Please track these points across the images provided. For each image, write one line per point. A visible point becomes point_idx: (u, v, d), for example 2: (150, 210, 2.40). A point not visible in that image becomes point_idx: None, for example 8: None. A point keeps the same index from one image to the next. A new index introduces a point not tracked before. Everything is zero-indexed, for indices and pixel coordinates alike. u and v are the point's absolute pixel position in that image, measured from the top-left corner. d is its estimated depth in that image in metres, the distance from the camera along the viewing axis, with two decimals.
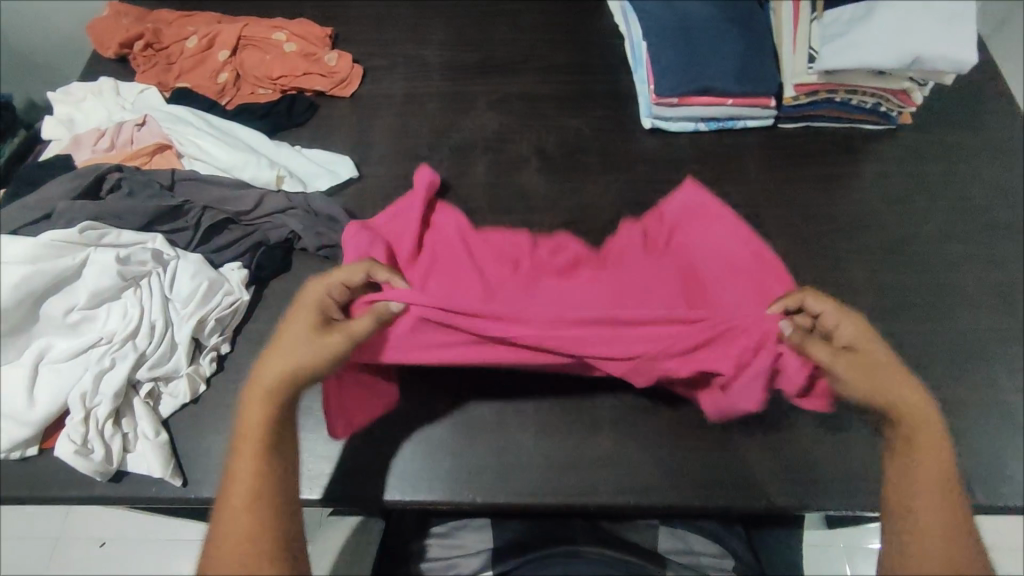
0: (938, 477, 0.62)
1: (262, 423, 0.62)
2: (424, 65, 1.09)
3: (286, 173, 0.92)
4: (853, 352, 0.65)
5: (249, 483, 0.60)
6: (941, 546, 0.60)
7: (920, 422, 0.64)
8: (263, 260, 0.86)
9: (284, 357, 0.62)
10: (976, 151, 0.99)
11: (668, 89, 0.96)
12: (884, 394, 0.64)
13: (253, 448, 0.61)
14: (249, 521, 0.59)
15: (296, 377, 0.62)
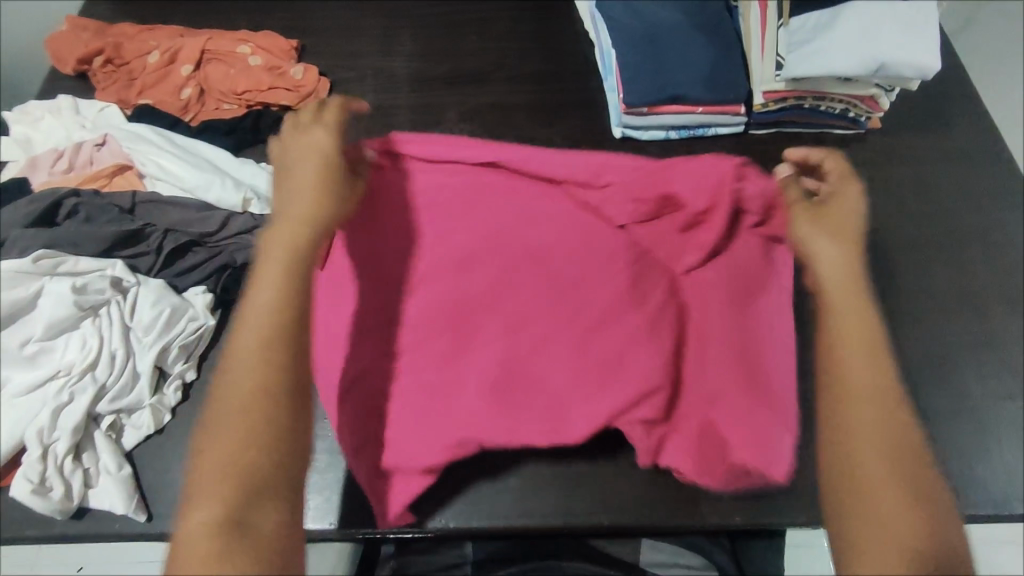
0: (870, 376, 0.57)
1: (274, 288, 0.55)
2: (393, 77, 1.08)
3: (252, 195, 0.90)
4: (834, 206, 0.66)
5: (249, 361, 0.53)
6: (879, 460, 0.53)
7: (857, 320, 0.60)
8: (229, 282, 0.85)
9: (297, 204, 0.59)
10: (944, 153, 1.00)
11: (638, 98, 0.95)
12: (842, 247, 0.63)
13: (257, 325, 0.54)
14: (246, 405, 0.52)
15: (321, 220, 0.60)
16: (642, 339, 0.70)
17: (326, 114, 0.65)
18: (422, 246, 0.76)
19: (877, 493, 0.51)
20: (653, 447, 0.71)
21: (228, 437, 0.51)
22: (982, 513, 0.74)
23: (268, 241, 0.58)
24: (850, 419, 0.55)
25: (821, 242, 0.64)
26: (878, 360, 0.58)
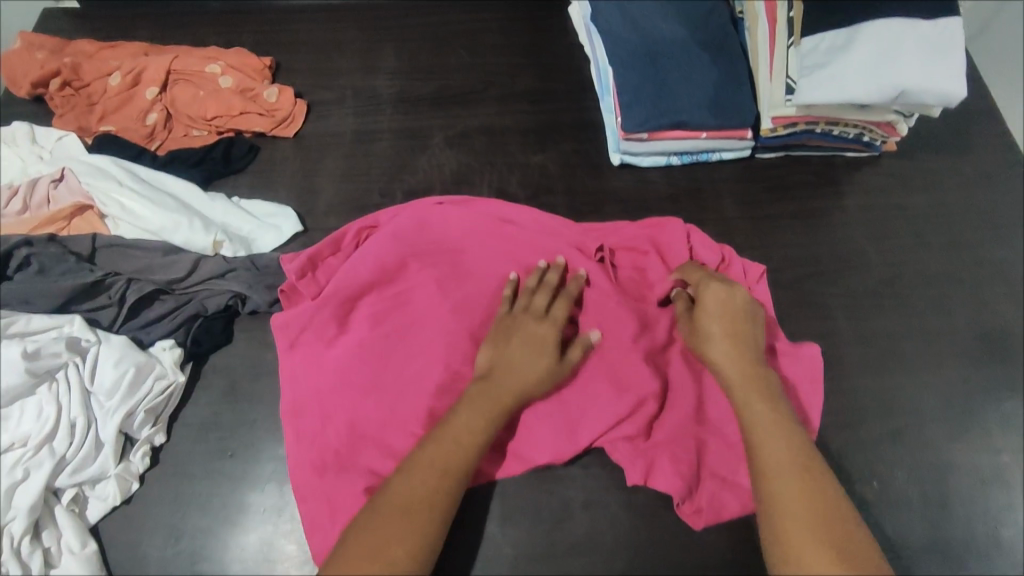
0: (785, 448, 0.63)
1: (468, 440, 0.64)
2: (375, 97, 1.00)
3: (224, 237, 0.84)
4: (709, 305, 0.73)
5: (427, 482, 0.61)
6: (806, 525, 0.57)
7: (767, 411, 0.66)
8: (200, 334, 0.79)
9: (517, 374, 0.68)
10: (961, 177, 0.94)
11: (638, 124, 0.88)
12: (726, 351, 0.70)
13: (444, 462, 0.62)
14: (409, 513, 0.58)
15: (519, 396, 0.68)
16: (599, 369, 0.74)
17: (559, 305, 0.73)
18: (391, 287, 0.79)
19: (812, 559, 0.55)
20: (643, 469, 0.71)
21: (385, 534, 0.57)
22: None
23: (470, 401, 0.67)
24: (774, 485, 0.60)
25: (712, 348, 0.71)
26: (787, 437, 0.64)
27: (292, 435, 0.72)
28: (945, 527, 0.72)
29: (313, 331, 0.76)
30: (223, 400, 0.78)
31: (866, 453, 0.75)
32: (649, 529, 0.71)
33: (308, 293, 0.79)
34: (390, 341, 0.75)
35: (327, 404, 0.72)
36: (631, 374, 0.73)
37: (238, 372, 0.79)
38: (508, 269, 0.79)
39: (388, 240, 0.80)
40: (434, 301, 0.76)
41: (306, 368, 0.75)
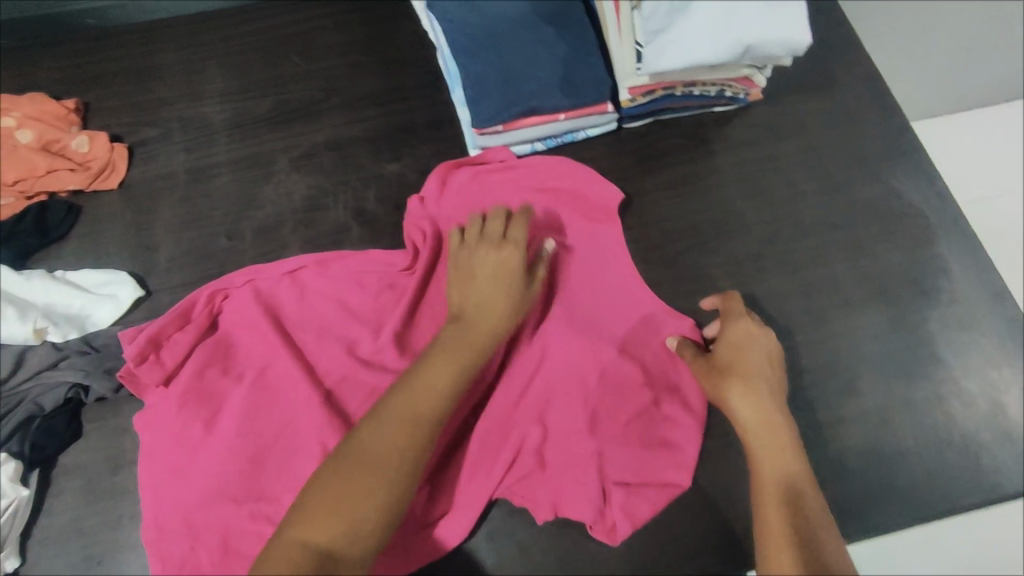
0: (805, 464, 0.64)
1: (433, 398, 0.62)
2: (205, 126, 0.90)
3: (46, 322, 0.74)
4: (734, 352, 0.70)
5: (396, 439, 0.58)
6: None
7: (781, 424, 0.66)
8: (39, 437, 0.70)
9: (486, 309, 0.68)
10: (828, 117, 0.92)
11: (488, 118, 0.81)
12: (746, 382, 0.68)
13: (415, 411, 0.60)
14: (374, 470, 0.56)
15: (493, 337, 0.67)
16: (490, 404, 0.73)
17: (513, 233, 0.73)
18: (250, 366, 0.74)
19: None
20: (551, 501, 0.69)
21: (357, 482, 0.55)
22: (908, 521, 0.71)
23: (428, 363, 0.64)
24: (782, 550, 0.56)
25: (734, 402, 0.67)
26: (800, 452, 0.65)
27: (161, 562, 0.67)
28: (846, 483, 0.72)
29: (171, 435, 0.71)
30: (81, 505, 0.70)
31: None
32: (558, 545, 0.70)
33: (153, 381, 0.72)
34: (251, 434, 0.71)
35: (194, 520, 0.68)
36: (511, 415, 0.72)
37: (95, 467, 0.72)
38: (364, 323, 0.77)
39: (241, 318, 0.77)
40: (295, 377, 0.73)
41: (170, 480, 0.69)
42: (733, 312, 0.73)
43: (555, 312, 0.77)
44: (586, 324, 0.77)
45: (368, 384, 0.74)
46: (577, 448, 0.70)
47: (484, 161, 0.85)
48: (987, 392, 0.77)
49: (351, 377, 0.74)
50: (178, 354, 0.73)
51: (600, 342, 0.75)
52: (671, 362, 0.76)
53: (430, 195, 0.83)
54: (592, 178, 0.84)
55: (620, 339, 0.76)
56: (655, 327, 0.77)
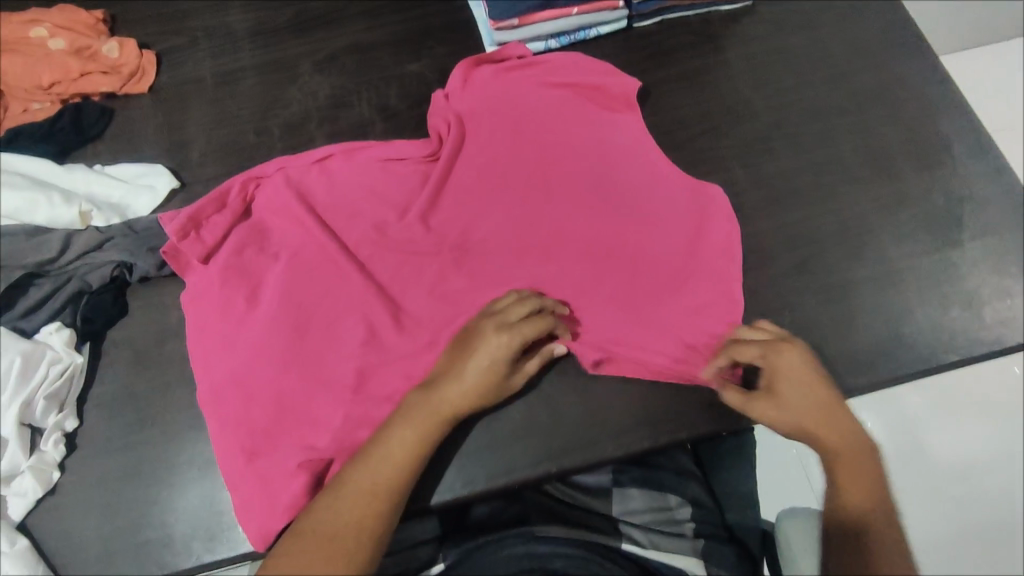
0: (879, 489, 0.64)
1: (397, 462, 0.64)
2: (230, 34, 0.93)
3: (90, 207, 0.77)
4: (787, 386, 0.68)
5: (352, 515, 0.61)
6: None
7: (845, 448, 0.66)
8: (89, 311, 0.74)
9: (458, 388, 0.68)
10: (833, 12, 0.95)
11: (504, 11, 0.85)
12: (803, 418, 0.67)
13: (377, 475, 0.63)
14: (331, 553, 0.59)
15: (460, 411, 0.68)
16: (518, 275, 0.78)
17: (513, 312, 0.70)
18: (286, 245, 0.78)
19: None
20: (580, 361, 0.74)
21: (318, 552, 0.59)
22: (916, 372, 0.75)
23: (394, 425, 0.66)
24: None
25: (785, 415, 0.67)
26: (875, 473, 0.65)
27: (217, 423, 0.71)
28: (858, 340, 0.76)
29: (217, 309, 0.75)
30: (132, 375, 0.74)
31: (773, 291, 0.79)
32: (584, 401, 0.75)
33: (196, 256, 0.76)
34: (292, 304, 0.74)
35: (244, 383, 0.72)
36: (535, 287, 0.77)
37: (144, 340, 0.76)
38: (393, 206, 0.81)
39: (274, 202, 0.80)
40: (332, 252, 0.77)
41: (217, 348, 0.74)
42: (773, 342, 0.70)
43: (576, 193, 0.81)
44: (604, 207, 0.80)
45: (401, 259, 0.78)
46: (596, 315, 0.76)
47: (505, 56, 0.87)
48: (989, 256, 0.80)
49: (386, 254, 0.78)
50: (217, 233, 0.77)
51: (621, 219, 0.80)
52: (688, 237, 0.79)
53: (454, 90, 0.86)
54: (610, 72, 0.87)
55: (639, 218, 0.80)
56: (672, 207, 0.80)
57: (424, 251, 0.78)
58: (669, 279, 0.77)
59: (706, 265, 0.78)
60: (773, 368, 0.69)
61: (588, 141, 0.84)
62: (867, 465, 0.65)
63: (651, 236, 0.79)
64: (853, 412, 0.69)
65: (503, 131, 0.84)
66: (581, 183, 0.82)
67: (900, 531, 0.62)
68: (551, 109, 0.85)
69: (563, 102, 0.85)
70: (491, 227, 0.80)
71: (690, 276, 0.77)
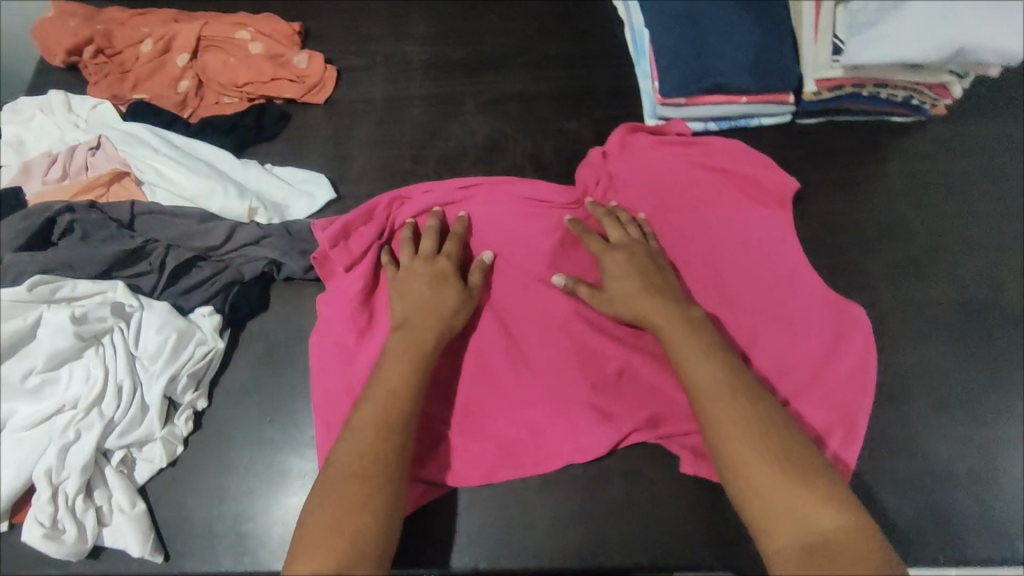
0: (734, 409, 0.62)
1: (396, 393, 0.66)
2: (405, 63, 0.99)
3: (258, 204, 0.83)
4: (622, 279, 0.74)
5: (372, 443, 0.62)
6: (783, 487, 0.57)
7: (704, 358, 0.66)
8: (238, 300, 0.79)
9: (428, 310, 0.72)
10: (1015, 143, 0.90)
11: (675, 89, 0.86)
12: (638, 310, 0.72)
13: (378, 416, 0.64)
14: (354, 493, 0.59)
15: (445, 332, 0.72)
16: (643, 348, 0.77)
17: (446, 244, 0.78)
18: None
19: (787, 534, 0.55)
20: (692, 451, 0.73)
21: (343, 498, 0.59)
22: None
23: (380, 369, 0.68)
24: (750, 479, 0.58)
25: (623, 307, 0.73)
26: (732, 379, 0.65)
27: (327, 428, 0.73)
28: (990, 501, 0.72)
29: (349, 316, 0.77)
30: (262, 367, 0.79)
31: (907, 427, 0.74)
32: (684, 499, 0.72)
33: (342, 262, 0.79)
34: None
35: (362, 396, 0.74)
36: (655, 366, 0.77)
37: (278, 337, 0.80)
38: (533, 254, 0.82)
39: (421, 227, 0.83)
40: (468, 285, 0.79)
41: (342, 355, 0.76)
42: (598, 241, 0.78)
43: (714, 276, 0.80)
44: (735, 299, 0.79)
45: (530, 305, 0.79)
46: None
47: (665, 131, 0.89)
48: None
49: (516, 297, 0.80)
50: (363, 244, 0.80)
51: (757, 313, 0.78)
52: (817, 351, 0.76)
53: (611, 150, 0.87)
54: (769, 169, 0.87)
55: (772, 315, 0.78)
56: (807, 316, 0.78)
57: (549, 299, 0.80)
58: (795, 386, 0.75)
59: (837, 380, 0.75)
60: (607, 273, 0.75)
61: (737, 230, 0.83)
62: (727, 359, 0.67)
63: (778, 339, 0.77)
64: (685, 305, 0.72)
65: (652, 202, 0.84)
66: (721, 267, 0.81)
67: (784, 432, 0.61)
68: (698, 188, 0.85)
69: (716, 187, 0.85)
70: None
71: (813, 390, 0.74)
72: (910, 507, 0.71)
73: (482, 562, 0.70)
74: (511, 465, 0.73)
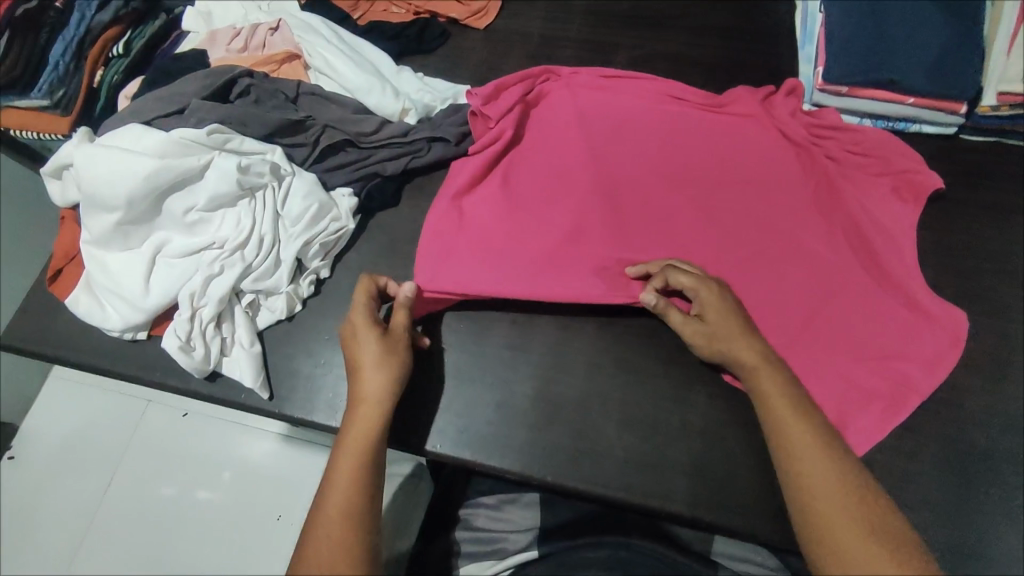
0: (821, 452, 0.60)
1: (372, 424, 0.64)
2: (567, 5, 1.00)
3: (410, 105, 0.88)
4: (714, 319, 0.70)
5: (355, 470, 0.61)
6: (859, 527, 0.56)
7: (792, 403, 0.64)
8: (374, 191, 0.85)
9: (367, 384, 0.66)
10: None
11: (840, 76, 0.84)
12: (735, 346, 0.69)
13: (368, 424, 0.64)
14: (348, 511, 0.59)
15: (387, 398, 0.65)
16: (742, 283, 0.79)
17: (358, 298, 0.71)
18: (548, 157, 0.86)
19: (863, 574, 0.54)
20: None
21: (341, 507, 0.59)
22: None
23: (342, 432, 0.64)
24: (823, 516, 0.57)
25: (728, 348, 0.69)
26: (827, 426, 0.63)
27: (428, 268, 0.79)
28: None
29: (471, 177, 0.84)
30: (381, 255, 0.84)
31: (1003, 462, 0.73)
32: (763, 472, 0.72)
33: (493, 116, 0.86)
34: (534, 207, 0.83)
35: (466, 248, 0.80)
36: (750, 294, 0.78)
37: (400, 233, 0.86)
38: (652, 168, 0.85)
39: (555, 120, 0.89)
40: (586, 177, 0.84)
41: (457, 213, 0.83)
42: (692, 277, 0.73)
43: (825, 231, 0.81)
44: (837, 249, 0.80)
45: (640, 209, 0.83)
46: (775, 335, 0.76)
47: (820, 116, 0.87)
48: None
49: (629, 199, 0.83)
50: (512, 100, 0.87)
51: (861, 272, 0.79)
52: (897, 331, 0.76)
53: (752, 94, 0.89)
54: (920, 165, 0.83)
55: (874, 276, 0.79)
56: (897, 291, 0.78)
57: (658, 192, 0.84)
58: (882, 352, 0.75)
59: (927, 357, 0.75)
60: (702, 306, 0.71)
61: (862, 197, 0.83)
62: (813, 408, 0.65)
63: (862, 302, 0.77)
64: (771, 354, 0.68)
65: (781, 155, 0.85)
66: (832, 222, 0.82)
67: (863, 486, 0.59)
68: (828, 136, 0.86)
69: (854, 157, 0.85)
70: (731, 218, 0.82)
71: (878, 360, 0.75)
72: (993, 539, 0.70)
73: (552, 476, 0.72)
74: (595, 393, 0.76)
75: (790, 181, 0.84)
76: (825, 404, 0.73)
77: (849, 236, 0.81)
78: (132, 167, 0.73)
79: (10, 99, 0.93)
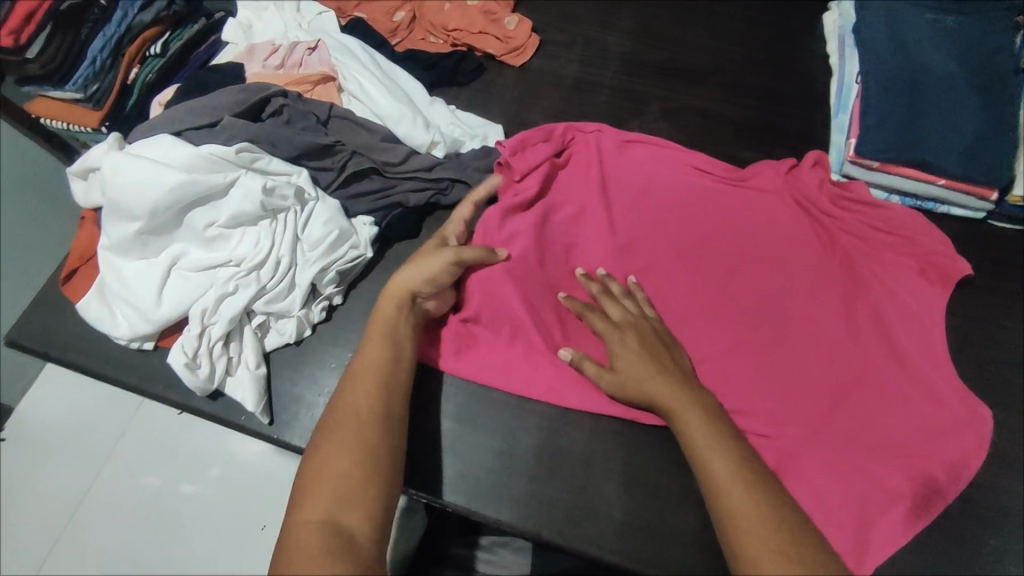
0: (739, 487, 0.61)
1: (381, 364, 0.67)
2: (604, 50, 1.01)
3: (439, 138, 0.88)
4: (625, 364, 0.71)
5: (361, 408, 0.63)
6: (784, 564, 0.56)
7: (705, 433, 0.65)
8: (395, 221, 0.85)
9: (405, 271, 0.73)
10: None
11: (873, 151, 0.84)
12: (645, 396, 0.69)
13: (377, 369, 0.66)
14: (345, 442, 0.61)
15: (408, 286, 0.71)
16: (759, 361, 0.78)
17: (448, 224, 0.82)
18: (573, 217, 0.86)
19: None
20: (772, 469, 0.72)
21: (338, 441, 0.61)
22: None
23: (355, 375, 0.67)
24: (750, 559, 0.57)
25: (642, 384, 0.69)
26: (743, 473, 0.62)
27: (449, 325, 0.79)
28: None
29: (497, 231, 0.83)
30: None
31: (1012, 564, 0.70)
32: None
33: (518, 170, 0.85)
34: (556, 268, 0.83)
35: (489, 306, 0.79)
36: (767, 376, 0.77)
37: None
38: (677, 237, 0.85)
39: (581, 179, 0.88)
40: (609, 242, 0.84)
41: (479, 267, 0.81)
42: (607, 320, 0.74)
43: (848, 315, 0.80)
44: (857, 333, 0.79)
45: (662, 277, 0.82)
46: (788, 415, 0.75)
47: (849, 188, 0.87)
48: None
49: (651, 268, 0.83)
50: (540, 158, 0.87)
51: (882, 364, 0.77)
52: (919, 428, 0.74)
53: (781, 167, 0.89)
54: (947, 248, 0.83)
55: (896, 367, 0.77)
56: (918, 385, 0.76)
57: (681, 261, 0.83)
58: (900, 449, 0.73)
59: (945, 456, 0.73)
60: (615, 349, 0.72)
61: (887, 279, 0.82)
62: (732, 435, 0.65)
63: (878, 391, 0.76)
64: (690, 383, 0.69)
65: (806, 230, 0.84)
66: (856, 306, 0.81)
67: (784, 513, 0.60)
68: (854, 212, 0.86)
69: (881, 237, 0.84)
70: (753, 296, 0.82)
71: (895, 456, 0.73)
72: None
73: (547, 532, 0.70)
74: (599, 450, 0.74)
75: (817, 259, 0.83)
76: (847, 499, 0.70)
77: (872, 322, 0.80)
78: (158, 179, 0.73)
79: (46, 88, 0.94)
